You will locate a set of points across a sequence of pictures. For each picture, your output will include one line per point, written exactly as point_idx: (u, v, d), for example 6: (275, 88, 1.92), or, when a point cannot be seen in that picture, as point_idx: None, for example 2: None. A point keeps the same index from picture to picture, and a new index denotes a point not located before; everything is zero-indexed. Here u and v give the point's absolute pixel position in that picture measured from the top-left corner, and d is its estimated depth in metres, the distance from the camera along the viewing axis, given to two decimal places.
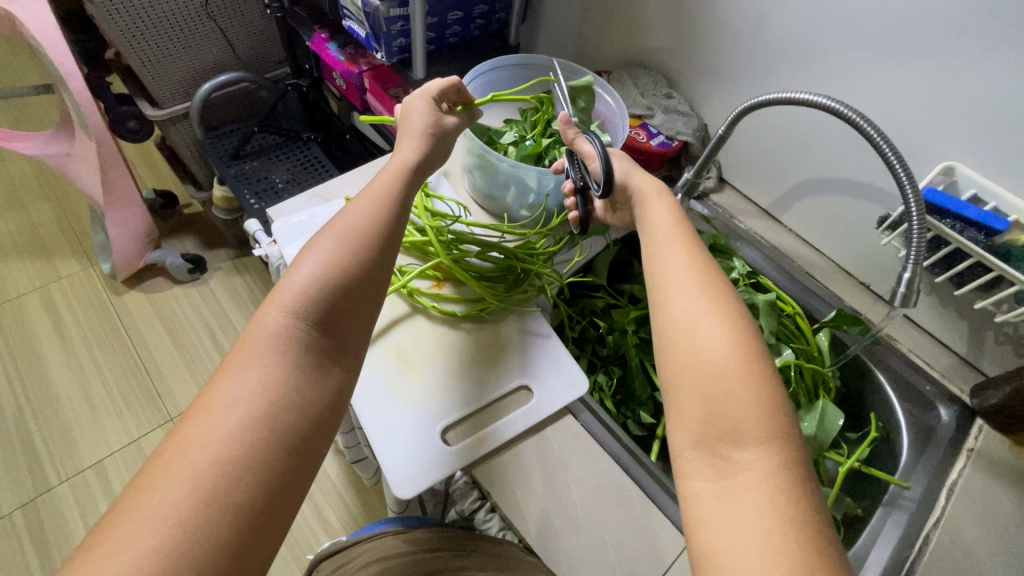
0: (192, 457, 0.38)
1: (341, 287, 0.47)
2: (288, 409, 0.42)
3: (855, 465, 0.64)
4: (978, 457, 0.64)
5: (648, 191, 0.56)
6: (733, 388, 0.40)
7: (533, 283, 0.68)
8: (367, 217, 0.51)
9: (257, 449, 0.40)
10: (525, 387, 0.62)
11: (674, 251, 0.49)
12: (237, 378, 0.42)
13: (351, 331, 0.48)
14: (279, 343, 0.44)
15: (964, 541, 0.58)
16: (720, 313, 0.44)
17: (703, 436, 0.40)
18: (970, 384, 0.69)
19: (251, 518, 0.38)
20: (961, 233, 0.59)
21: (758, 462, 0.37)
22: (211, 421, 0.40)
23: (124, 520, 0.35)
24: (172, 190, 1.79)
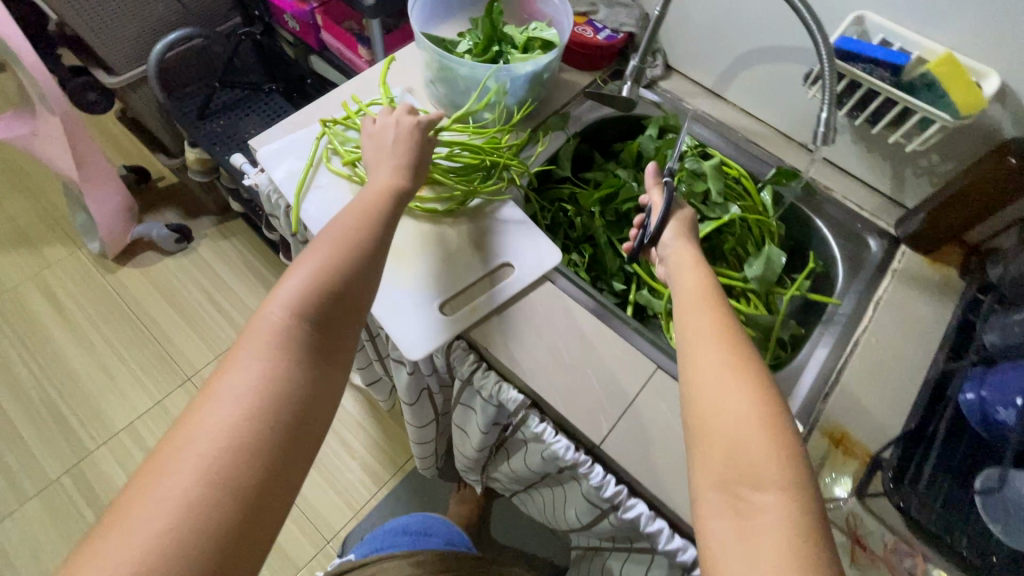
0: (183, 463, 0.38)
1: (334, 292, 0.48)
2: (281, 417, 0.41)
3: (797, 294, 0.75)
4: (901, 275, 0.75)
5: (684, 260, 0.59)
6: (758, 440, 0.41)
7: (503, 176, 0.75)
8: (359, 223, 0.53)
9: (244, 467, 0.39)
10: (507, 265, 0.70)
11: (701, 312, 0.51)
12: (229, 378, 0.42)
13: (341, 334, 0.48)
14: (274, 346, 0.44)
15: (887, 339, 0.69)
16: (743, 367, 0.46)
17: (724, 478, 0.41)
18: (895, 218, 0.79)
19: (229, 544, 0.37)
20: (871, 74, 0.65)
21: (775, 507, 0.38)
22: (197, 428, 0.39)
23: (111, 532, 0.35)
24: (142, 165, 1.79)
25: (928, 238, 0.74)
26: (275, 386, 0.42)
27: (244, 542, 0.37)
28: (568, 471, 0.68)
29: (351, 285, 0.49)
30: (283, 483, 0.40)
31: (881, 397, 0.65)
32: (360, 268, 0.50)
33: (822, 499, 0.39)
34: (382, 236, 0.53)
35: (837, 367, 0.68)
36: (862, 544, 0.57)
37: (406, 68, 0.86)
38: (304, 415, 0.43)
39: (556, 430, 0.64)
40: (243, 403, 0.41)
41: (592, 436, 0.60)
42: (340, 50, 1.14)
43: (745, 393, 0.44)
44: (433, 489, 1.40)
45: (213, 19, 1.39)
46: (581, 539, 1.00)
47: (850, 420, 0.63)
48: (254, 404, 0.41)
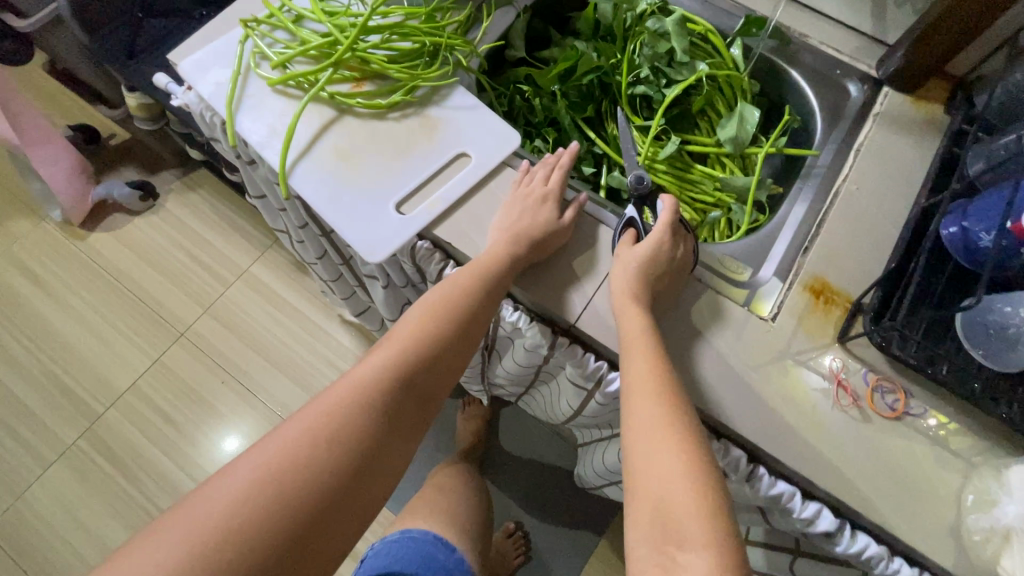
0: (254, 468, 0.44)
1: (422, 362, 0.53)
2: (340, 470, 0.46)
3: (774, 151, 0.70)
4: (882, 120, 0.69)
5: (621, 294, 0.56)
6: (677, 500, 0.42)
7: (448, 59, 0.68)
8: (460, 295, 0.56)
9: (299, 496, 0.43)
10: (463, 156, 0.66)
11: (635, 361, 0.51)
12: (313, 411, 0.48)
13: (413, 412, 0.52)
14: (352, 406, 0.48)
15: (869, 184, 0.65)
16: (668, 431, 0.45)
17: (654, 537, 0.41)
18: (876, 59, 0.73)
19: (260, 563, 0.41)
20: None
21: (698, 563, 0.39)
22: (276, 444, 0.45)
23: (185, 508, 0.42)
24: (88, 123, 1.69)
25: (909, 77, 0.69)
26: (340, 440, 0.47)
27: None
28: (551, 359, 0.67)
29: (434, 369, 0.54)
30: (317, 539, 0.44)
31: (864, 243, 0.62)
32: (443, 352, 0.55)
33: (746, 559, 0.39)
34: (473, 317, 0.56)
35: (817, 219, 0.65)
36: (844, 385, 0.56)
37: None
38: (361, 480, 0.47)
39: (532, 318, 0.64)
40: (307, 446, 0.45)
41: (565, 316, 0.60)
42: None
43: (668, 457, 0.44)
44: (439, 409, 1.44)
45: None
46: (583, 430, 1.03)
47: (830, 270, 0.61)
48: (313, 451, 0.45)
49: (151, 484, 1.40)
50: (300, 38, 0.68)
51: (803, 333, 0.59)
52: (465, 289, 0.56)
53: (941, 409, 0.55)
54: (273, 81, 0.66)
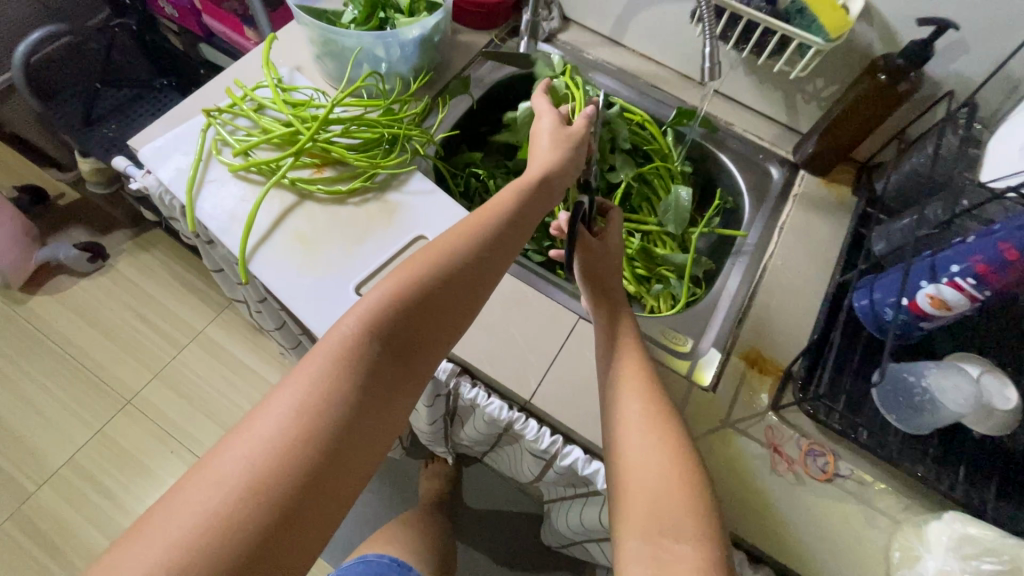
0: (234, 456, 0.38)
1: (420, 305, 0.48)
2: (334, 436, 0.41)
3: (707, 230, 0.78)
4: (800, 198, 0.78)
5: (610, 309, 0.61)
6: (674, 492, 0.44)
7: (405, 147, 0.73)
8: (466, 234, 0.52)
9: (290, 470, 0.38)
10: (421, 238, 0.69)
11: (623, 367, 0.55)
12: (292, 388, 0.42)
13: (419, 354, 0.48)
14: (343, 362, 0.44)
15: (791, 259, 0.73)
16: (653, 429, 0.49)
17: (646, 529, 0.43)
18: (792, 145, 0.83)
19: (253, 549, 0.36)
20: (748, 6, 0.67)
21: (693, 557, 0.41)
22: (258, 424, 0.40)
23: (158, 515, 0.36)
24: (35, 183, 1.64)
25: (820, 160, 0.79)
26: (339, 400, 0.42)
27: (272, 559, 0.36)
28: (511, 431, 0.69)
29: (444, 310, 0.49)
30: (325, 505, 0.39)
31: (789, 317, 0.69)
32: (454, 290, 0.50)
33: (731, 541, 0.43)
34: (484, 260, 0.52)
35: (747, 293, 0.72)
36: (779, 450, 0.61)
37: (289, 45, 0.81)
38: (371, 435, 0.43)
39: (489, 392, 0.66)
40: (303, 412, 0.41)
41: (521, 392, 0.62)
42: (225, 32, 1.09)
43: (659, 458, 0.47)
44: (404, 470, 1.41)
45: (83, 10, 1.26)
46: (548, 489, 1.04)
47: (762, 340, 0.67)
48: (315, 404, 0.41)
49: (85, 568, 1.29)
50: (262, 126, 0.71)
51: (741, 401, 0.63)
52: (472, 230, 0.53)
53: (867, 470, 0.60)
54: (235, 168, 0.68)
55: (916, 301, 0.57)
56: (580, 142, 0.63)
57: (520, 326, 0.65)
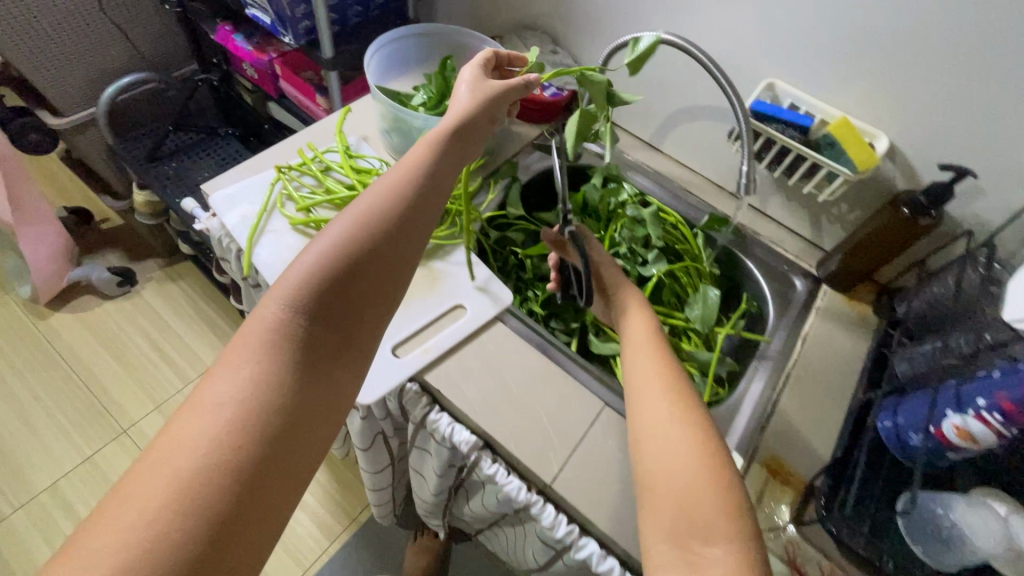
0: (179, 445, 0.40)
1: (348, 275, 0.51)
2: (276, 411, 0.44)
3: (732, 332, 0.80)
4: (822, 311, 0.82)
5: (636, 307, 0.69)
6: (704, 485, 0.49)
7: (455, 221, 0.78)
8: (383, 200, 0.54)
9: (238, 447, 0.41)
10: (459, 306, 0.72)
11: (652, 367, 0.60)
12: (225, 375, 0.45)
13: (355, 320, 0.51)
14: (275, 341, 0.47)
15: (815, 371, 0.74)
16: (681, 419, 0.54)
17: (676, 532, 0.47)
18: (816, 260, 0.87)
19: (216, 523, 0.39)
20: (783, 133, 0.74)
21: (723, 559, 0.45)
22: (197, 411, 0.42)
23: (107, 513, 0.37)
24: (85, 206, 1.72)
25: (843, 277, 0.83)
26: (271, 381, 0.46)
27: (231, 538, 0.39)
28: (524, 513, 0.67)
29: (371, 277, 0.52)
30: (280, 474, 0.43)
31: (812, 430, 0.69)
32: (381, 259, 0.53)
33: (762, 542, 0.47)
34: (408, 227, 0.54)
35: (771, 399, 0.73)
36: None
37: (360, 118, 0.90)
38: (310, 412, 0.46)
39: (508, 470, 0.65)
40: (239, 394, 0.44)
41: (543, 474, 0.61)
42: (298, 97, 1.18)
43: (688, 448, 0.52)
44: (389, 539, 1.34)
45: (170, 62, 1.39)
46: None
47: (785, 450, 0.67)
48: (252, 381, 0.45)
49: None
50: (326, 187, 0.76)
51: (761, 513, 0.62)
52: (390, 195, 0.55)
53: None
54: (296, 222, 0.73)
55: (943, 430, 0.57)
56: (500, 94, 0.65)
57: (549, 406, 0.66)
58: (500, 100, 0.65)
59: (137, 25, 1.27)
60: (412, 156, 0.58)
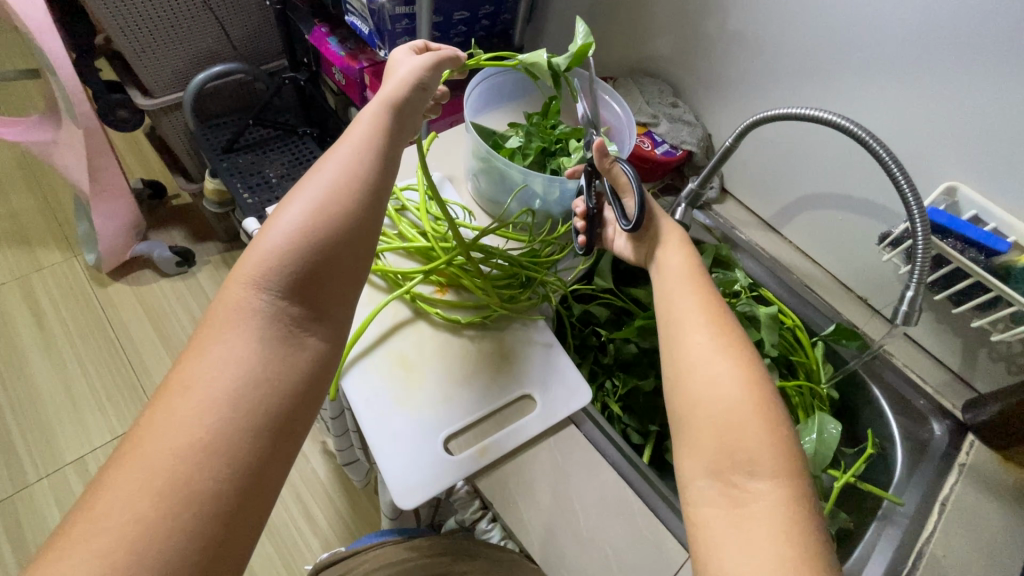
0: (159, 437, 0.39)
1: (321, 249, 0.48)
2: (252, 389, 0.43)
3: (852, 479, 0.65)
4: (969, 472, 0.65)
5: (670, 232, 0.59)
6: (751, 424, 0.43)
7: (538, 290, 0.69)
8: (344, 174, 0.51)
9: (221, 428, 0.41)
10: (526, 396, 0.61)
11: (685, 292, 0.52)
12: (195, 362, 0.43)
13: (330, 291, 0.50)
14: (243, 322, 0.46)
15: (955, 555, 0.59)
16: (724, 346, 0.47)
17: (717, 466, 0.42)
18: (963, 400, 0.71)
19: (218, 505, 0.38)
20: (962, 253, 0.61)
21: (770, 494, 0.40)
22: (169, 403, 0.41)
23: (93, 514, 0.36)
24: (160, 179, 1.71)
25: (1001, 432, 0.65)
26: (245, 359, 0.44)
27: (236, 515, 0.39)
28: None
29: (343, 249, 0.50)
30: (271, 449, 0.42)
31: None
32: (354, 229, 0.50)
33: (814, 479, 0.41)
34: (375, 196, 0.52)
35: None
36: None
37: (448, 152, 0.81)
38: (291, 385, 0.45)
39: None
40: (205, 377, 0.42)
41: None
42: None
43: (734, 377, 0.45)
44: None
45: (262, 56, 1.37)
46: None
47: None
48: (221, 363, 0.43)
49: None
50: (404, 233, 0.70)
51: None
52: (350, 168, 0.52)
53: None
54: None
55: None
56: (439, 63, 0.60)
57: (620, 549, 0.54)
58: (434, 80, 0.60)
59: (235, 16, 1.25)
60: (363, 127, 0.54)
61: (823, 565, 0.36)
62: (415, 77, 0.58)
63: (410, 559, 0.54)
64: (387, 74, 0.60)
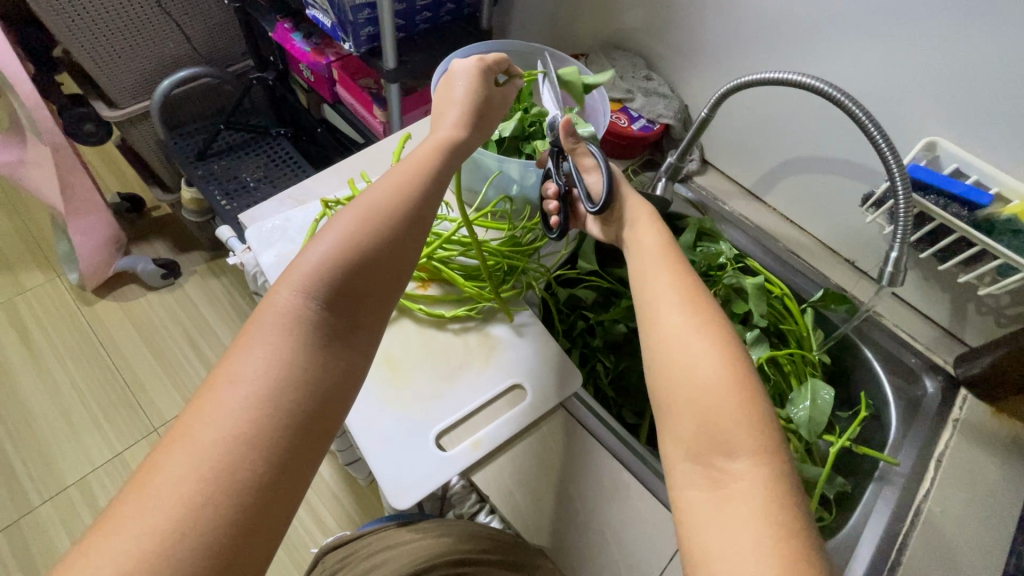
0: (203, 430, 0.38)
1: (366, 258, 0.47)
2: (296, 389, 0.42)
3: (847, 443, 0.65)
4: (963, 427, 0.65)
5: (639, 213, 0.58)
6: (728, 406, 0.42)
7: (521, 278, 0.68)
8: (394, 190, 0.50)
9: (263, 426, 0.39)
10: (518, 386, 0.61)
11: (663, 273, 0.51)
12: (241, 359, 0.42)
13: (370, 300, 0.48)
14: (286, 322, 0.44)
15: (952, 511, 0.60)
16: (703, 326, 0.46)
17: (696, 448, 0.42)
18: (953, 355, 0.71)
19: (253, 500, 0.37)
20: (945, 209, 0.60)
21: (748, 473, 0.39)
22: (217, 399, 0.40)
23: (134, 498, 0.35)
24: (138, 192, 1.67)
25: (993, 384, 0.66)
26: (289, 359, 0.43)
27: (268, 513, 0.38)
28: None
29: (385, 259, 0.48)
30: (305, 453, 0.41)
31: None
32: (398, 241, 0.49)
33: (790, 452, 0.41)
34: (420, 210, 0.51)
35: (897, 544, 0.59)
36: None
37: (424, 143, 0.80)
38: (332, 390, 0.44)
39: None
40: (253, 375, 0.41)
41: None
42: (355, 106, 1.10)
43: (712, 355, 0.45)
44: None
45: (227, 57, 1.33)
46: None
47: None
48: (267, 361, 0.42)
49: None
50: None
51: None
52: (404, 184, 0.51)
53: None
54: None
55: None
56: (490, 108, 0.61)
57: (621, 530, 0.54)
58: (488, 115, 0.61)
59: (195, 18, 1.21)
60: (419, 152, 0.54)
61: (806, 542, 0.36)
62: (470, 113, 0.58)
63: (414, 540, 0.53)
64: (447, 95, 0.59)
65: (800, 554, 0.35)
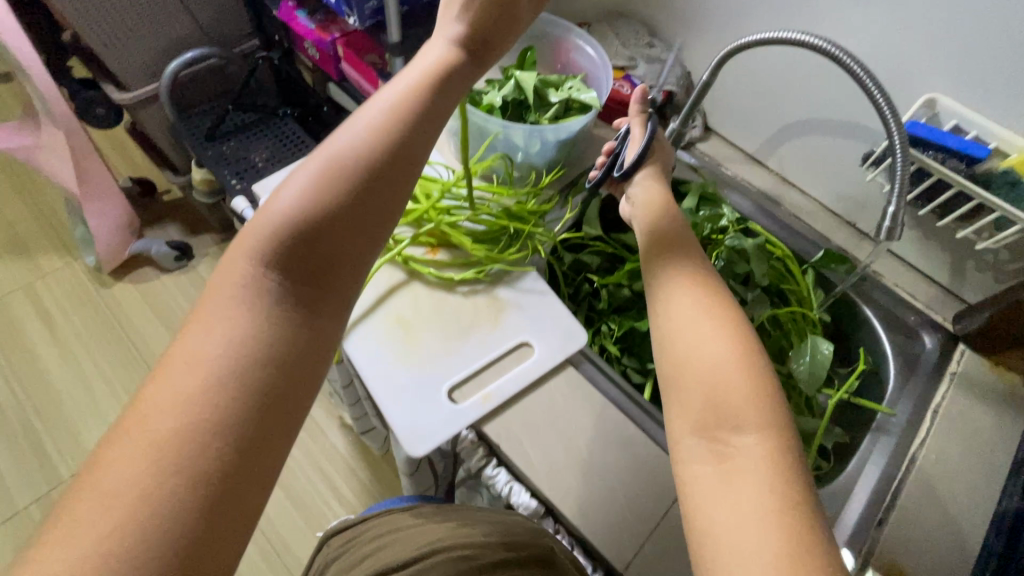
0: (155, 415, 0.34)
1: (331, 216, 0.42)
2: (260, 364, 0.38)
3: (845, 396, 0.67)
4: (960, 380, 0.67)
5: (648, 198, 0.59)
6: (735, 385, 0.42)
7: (527, 242, 0.70)
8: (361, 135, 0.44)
9: (221, 407, 0.35)
10: (525, 344, 0.63)
11: (673, 255, 0.51)
12: (197, 336, 0.38)
13: (340, 264, 0.43)
14: (248, 294, 0.40)
15: (946, 458, 0.62)
16: (713, 308, 0.46)
17: (703, 424, 0.41)
18: (952, 312, 0.72)
19: (215, 490, 0.33)
20: (943, 164, 0.61)
21: (754, 448, 0.40)
22: (169, 380, 0.36)
23: (83, 494, 0.32)
24: (149, 176, 1.70)
25: (989, 337, 0.67)
26: (251, 333, 0.39)
27: (235, 503, 0.34)
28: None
29: (354, 216, 0.42)
30: (272, 435, 0.37)
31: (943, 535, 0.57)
32: (368, 194, 0.43)
33: (795, 430, 0.41)
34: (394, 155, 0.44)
35: (890, 490, 0.61)
36: None
37: None
38: (300, 365, 0.40)
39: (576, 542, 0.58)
40: (210, 352, 0.37)
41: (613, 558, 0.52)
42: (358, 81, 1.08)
43: (721, 335, 0.45)
44: None
45: (232, 38, 1.34)
46: None
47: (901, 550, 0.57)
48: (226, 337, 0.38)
49: None
50: None
51: None
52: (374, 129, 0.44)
53: None
54: None
55: None
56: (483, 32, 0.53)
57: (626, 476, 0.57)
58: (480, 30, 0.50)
59: None
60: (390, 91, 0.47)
61: (805, 516, 0.37)
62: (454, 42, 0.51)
63: (414, 524, 0.55)
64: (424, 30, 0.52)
65: (800, 527, 0.36)
